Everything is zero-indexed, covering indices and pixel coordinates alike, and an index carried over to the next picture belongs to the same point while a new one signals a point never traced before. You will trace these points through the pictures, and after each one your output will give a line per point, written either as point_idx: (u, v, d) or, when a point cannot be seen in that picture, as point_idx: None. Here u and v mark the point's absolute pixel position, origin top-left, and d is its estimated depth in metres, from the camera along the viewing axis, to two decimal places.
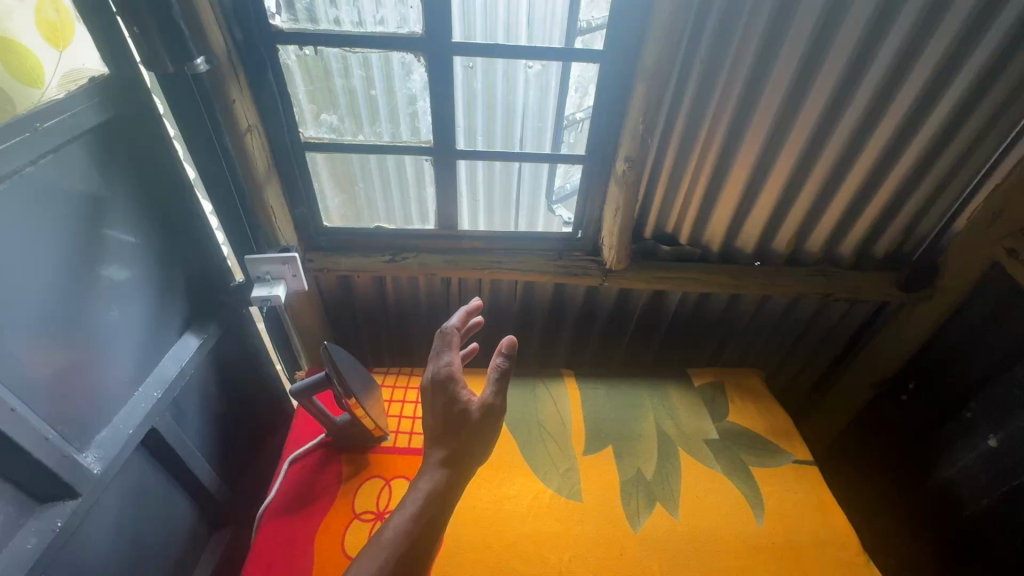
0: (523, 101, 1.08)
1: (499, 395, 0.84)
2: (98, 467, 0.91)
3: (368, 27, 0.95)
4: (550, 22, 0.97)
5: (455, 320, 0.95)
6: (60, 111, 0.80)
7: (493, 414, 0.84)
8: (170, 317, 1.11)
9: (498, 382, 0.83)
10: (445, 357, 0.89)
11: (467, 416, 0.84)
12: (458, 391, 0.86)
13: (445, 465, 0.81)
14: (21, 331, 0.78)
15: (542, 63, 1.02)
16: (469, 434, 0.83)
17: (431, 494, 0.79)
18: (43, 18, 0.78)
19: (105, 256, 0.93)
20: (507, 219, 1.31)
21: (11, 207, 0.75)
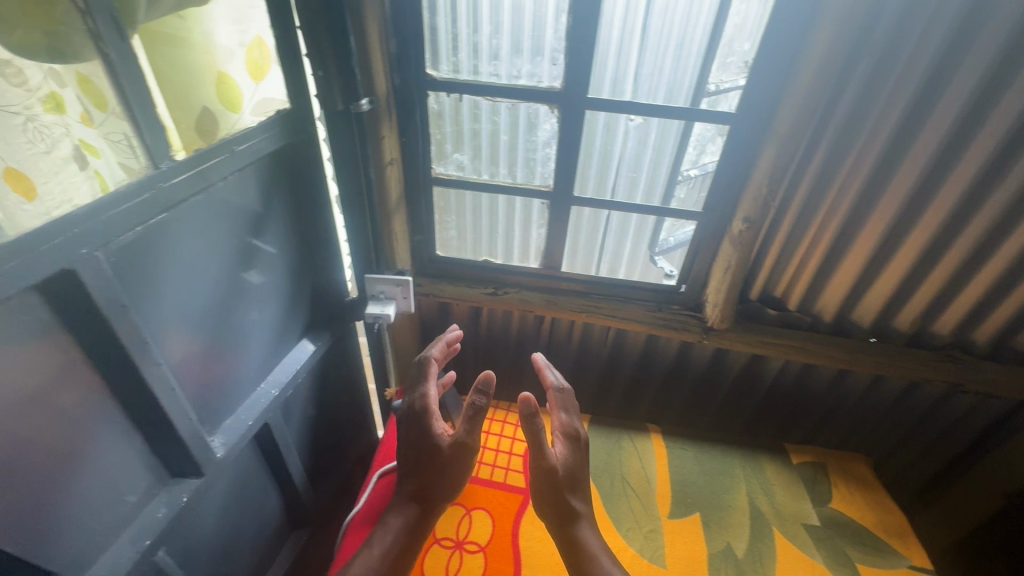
0: (621, 150, 1.12)
1: (469, 433, 0.88)
2: (222, 451, 1.00)
3: (485, 77, 1.04)
4: (657, 79, 1.01)
5: (433, 352, 1.04)
6: (251, 136, 0.93)
7: (463, 455, 0.87)
8: (293, 324, 1.22)
9: (471, 416, 0.88)
10: (421, 388, 0.97)
11: (438, 453, 0.87)
12: (431, 424, 0.91)
13: (413, 499, 0.86)
14: (186, 320, 0.89)
15: (643, 117, 1.06)
16: (438, 475, 0.87)
17: (400, 530, 0.84)
18: (250, 59, 0.92)
19: (254, 262, 1.04)
20: (589, 263, 1.34)
21: (199, 214, 0.87)
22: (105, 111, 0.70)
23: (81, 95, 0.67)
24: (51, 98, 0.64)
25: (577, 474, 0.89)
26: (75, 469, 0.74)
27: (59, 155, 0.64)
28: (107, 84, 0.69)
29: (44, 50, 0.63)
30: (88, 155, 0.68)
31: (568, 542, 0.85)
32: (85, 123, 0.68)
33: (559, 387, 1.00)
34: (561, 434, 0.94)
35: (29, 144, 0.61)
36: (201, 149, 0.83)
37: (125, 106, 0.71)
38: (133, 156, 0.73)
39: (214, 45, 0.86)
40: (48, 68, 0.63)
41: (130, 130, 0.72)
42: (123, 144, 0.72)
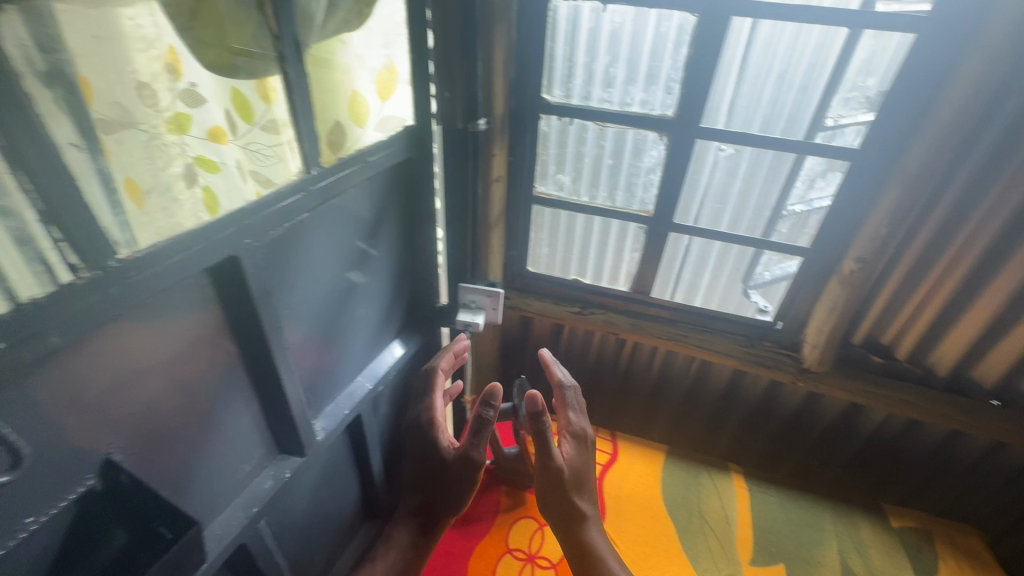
0: (708, 179, 1.14)
1: (473, 449, 0.89)
2: (322, 435, 1.08)
3: (574, 100, 1.12)
4: (754, 109, 1.02)
5: (439, 361, 1.06)
6: (385, 149, 1.02)
7: (472, 472, 0.90)
8: (390, 324, 1.29)
9: (474, 428, 0.89)
10: (429, 400, 1.01)
11: (443, 469, 0.93)
12: (436, 437, 0.96)
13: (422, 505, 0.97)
14: (309, 311, 0.98)
15: (735, 147, 1.07)
16: (444, 490, 0.93)
17: (405, 546, 0.96)
18: (380, 78, 0.98)
19: (366, 264, 1.12)
20: (663, 291, 1.34)
21: (329, 216, 0.96)
22: (239, 121, 0.75)
23: (221, 109, 0.72)
24: (177, 118, 0.66)
25: (582, 476, 0.89)
26: (209, 432, 0.83)
27: (174, 172, 0.66)
28: (251, 95, 0.76)
29: (175, 74, 0.65)
30: (203, 171, 0.69)
31: (575, 543, 0.86)
32: (205, 140, 0.70)
33: (560, 381, 0.99)
34: (568, 434, 0.93)
35: (150, 159, 0.63)
36: (334, 161, 0.90)
37: (265, 116, 0.79)
38: (253, 166, 0.77)
39: (356, 66, 0.92)
40: (178, 90, 0.66)
41: (265, 138, 0.79)
42: (257, 152, 0.78)
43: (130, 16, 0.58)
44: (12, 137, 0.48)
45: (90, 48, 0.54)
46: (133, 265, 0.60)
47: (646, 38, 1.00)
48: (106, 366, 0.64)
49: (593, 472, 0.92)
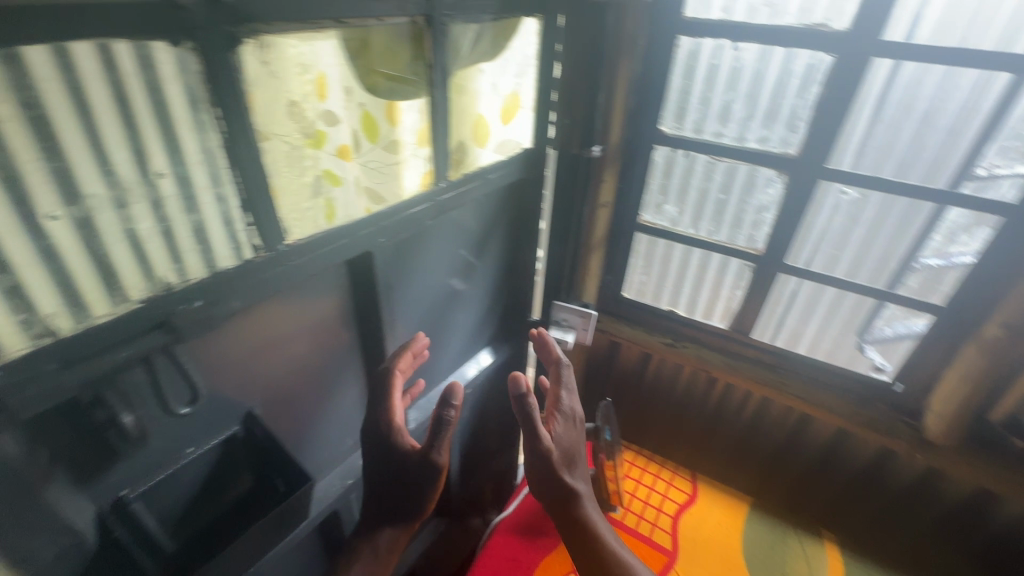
0: (825, 224, 1.09)
1: (435, 450, 0.84)
2: (413, 425, 1.17)
3: (686, 131, 1.13)
4: (889, 151, 0.97)
5: (397, 362, 0.95)
6: (504, 168, 1.10)
7: (434, 474, 0.86)
8: (483, 332, 1.37)
9: (436, 427, 0.83)
10: (386, 400, 0.92)
11: (407, 471, 0.87)
12: (396, 437, 0.89)
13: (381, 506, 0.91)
14: (416, 308, 1.08)
15: (861, 192, 1.02)
16: (403, 493, 0.89)
17: (378, 551, 0.90)
18: (502, 106, 1.07)
19: (469, 274, 1.20)
20: (763, 330, 1.28)
21: (446, 225, 1.05)
22: (364, 140, 0.83)
23: (351, 129, 0.80)
24: (314, 134, 0.74)
25: (576, 459, 0.86)
26: (324, 405, 0.94)
27: (305, 181, 0.73)
28: (379, 117, 0.84)
29: (321, 95, 0.73)
30: (327, 183, 0.77)
31: (572, 533, 0.82)
32: (334, 155, 0.78)
33: (557, 358, 0.94)
34: (560, 415, 0.88)
35: (290, 169, 0.71)
36: (458, 177, 1.00)
37: (388, 137, 0.87)
38: (369, 183, 0.85)
39: (481, 92, 1.01)
40: (322, 110, 0.74)
41: (382, 157, 0.87)
42: (375, 169, 0.86)
43: (294, 45, 0.67)
44: (236, 145, 0.62)
45: (262, 72, 0.64)
46: (289, 254, 0.72)
47: (769, 75, 1.01)
48: (257, 335, 0.76)
49: (586, 453, 0.89)
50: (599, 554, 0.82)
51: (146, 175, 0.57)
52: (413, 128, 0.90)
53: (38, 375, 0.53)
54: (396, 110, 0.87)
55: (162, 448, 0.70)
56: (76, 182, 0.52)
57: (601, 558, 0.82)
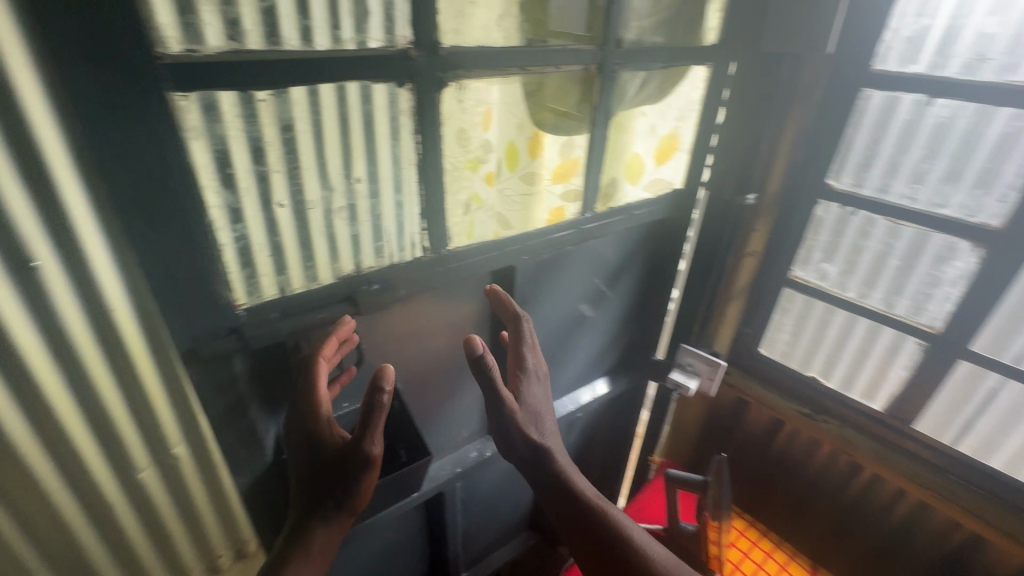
0: None
1: (366, 441, 0.67)
2: None
3: (866, 190, 1.06)
4: None
5: (321, 349, 0.72)
6: (649, 207, 1.13)
7: (366, 468, 0.68)
8: (603, 362, 1.39)
9: (364, 416, 0.66)
10: (310, 397, 0.71)
11: (331, 467, 0.68)
12: (313, 431, 0.70)
13: (305, 519, 0.68)
14: (545, 325, 1.16)
15: None
16: (334, 495, 0.68)
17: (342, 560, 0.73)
18: (657, 145, 1.09)
19: (598, 303, 1.24)
20: (941, 429, 1.10)
21: (585, 253, 1.12)
22: (504, 169, 0.92)
23: (498, 158, 0.90)
24: (473, 161, 0.85)
25: (544, 419, 0.84)
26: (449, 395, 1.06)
27: (458, 199, 0.86)
28: (523, 150, 0.92)
29: (486, 126, 0.84)
30: (475, 205, 0.89)
31: (557, 497, 0.80)
32: (482, 181, 0.89)
33: (513, 310, 0.86)
34: (524, 374, 0.84)
35: (452, 187, 0.84)
36: (605, 211, 1.06)
37: (527, 168, 0.94)
38: (503, 209, 0.94)
39: (639, 131, 1.05)
40: (484, 139, 0.85)
41: (518, 186, 0.94)
42: (510, 196, 0.94)
43: (473, 86, 0.78)
44: (425, 163, 0.77)
45: (452, 107, 0.77)
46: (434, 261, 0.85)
47: (987, 135, 0.91)
48: (407, 320, 0.90)
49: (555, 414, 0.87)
50: (588, 515, 0.78)
51: (348, 180, 0.73)
52: (552, 164, 0.97)
53: (263, 320, 0.71)
54: (539, 143, 0.93)
55: None
56: (303, 186, 0.69)
57: (590, 519, 0.78)
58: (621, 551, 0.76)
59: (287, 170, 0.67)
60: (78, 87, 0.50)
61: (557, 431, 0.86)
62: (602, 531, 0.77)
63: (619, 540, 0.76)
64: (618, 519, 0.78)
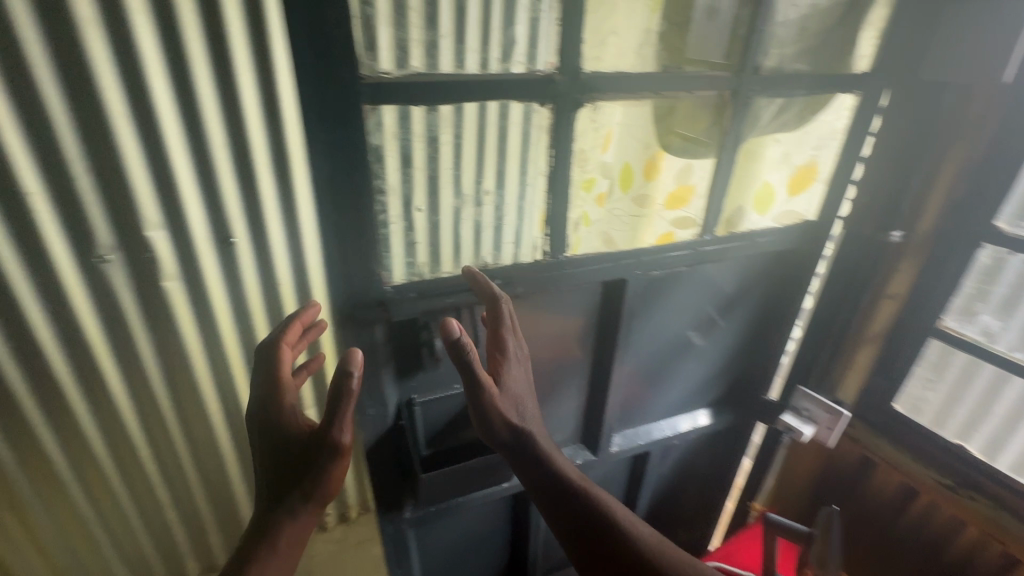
0: None
1: (336, 430, 0.74)
2: (615, 446, 1.27)
3: None
4: None
5: (284, 334, 0.83)
6: (775, 235, 1.09)
7: (335, 455, 0.75)
8: (706, 394, 1.34)
9: (331, 406, 0.72)
10: (276, 379, 0.80)
11: (303, 454, 0.76)
12: (281, 415, 0.79)
13: (279, 503, 0.76)
14: (650, 343, 1.17)
15: None
16: (305, 482, 0.76)
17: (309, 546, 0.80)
18: (791, 175, 1.06)
19: (707, 331, 1.22)
20: None
21: (700, 276, 1.11)
22: (617, 189, 0.98)
23: (611, 179, 0.96)
24: (585, 181, 0.92)
25: (523, 402, 0.86)
26: (548, 393, 1.14)
27: (575, 214, 0.93)
28: (637, 171, 0.98)
29: (603, 148, 0.91)
30: (581, 223, 0.95)
31: (542, 481, 0.84)
32: (592, 201, 0.95)
33: (492, 290, 0.81)
34: (503, 359, 0.83)
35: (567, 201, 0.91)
36: (726, 235, 1.05)
37: (640, 190, 1.00)
38: (610, 227, 0.99)
39: (767, 160, 1.04)
40: (602, 161, 0.92)
41: (628, 207, 1.00)
42: (618, 215, 0.99)
43: (592, 112, 0.84)
44: (552, 176, 0.85)
45: (586, 128, 0.86)
46: (545, 266, 0.92)
47: None
48: (515, 317, 0.98)
49: (535, 396, 0.89)
50: (573, 496, 0.83)
51: None
52: (666, 190, 1.02)
53: (405, 299, 0.84)
54: (655, 167, 0.99)
55: (438, 376, 0.97)
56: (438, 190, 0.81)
57: (575, 500, 0.83)
58: (605, 526, 0.83)
59: (436, 172, 0.80)
60: (305, 97, 0.66)
61: (537, 413, 0.89)
62: (589, 512, 0.83)
63: (605, 518, 0.83)
64: (599, 495, 0.85)
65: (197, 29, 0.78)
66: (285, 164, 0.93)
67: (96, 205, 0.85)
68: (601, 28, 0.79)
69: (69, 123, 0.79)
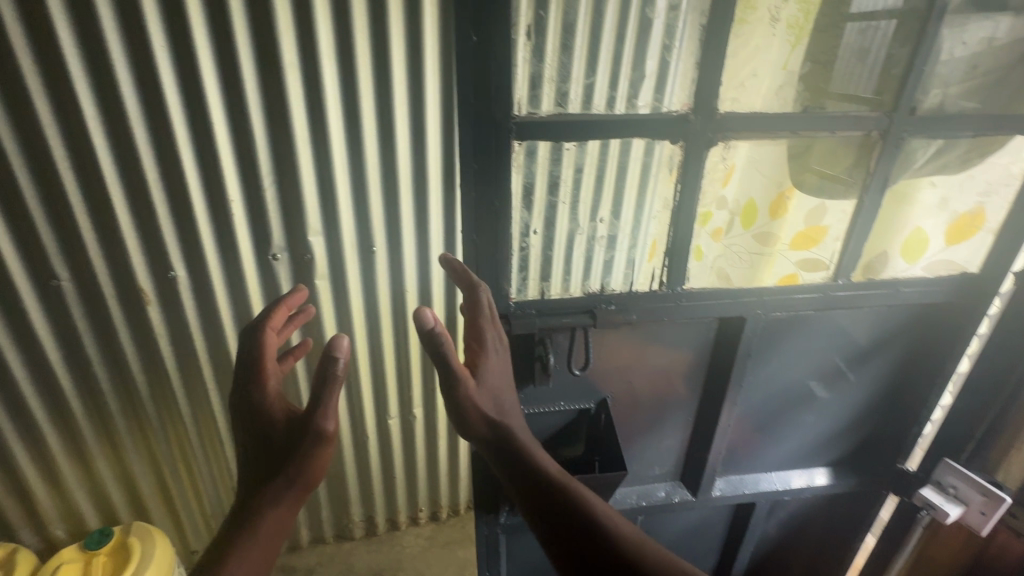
0: None
1: (320, 415, 0.73)
2: (718, 490, 1.21)
3: None
4: None
5: (268, 319, 0.88)
6: (925, 286, 0.99)
7: (319, 442, 0.73)
8: (827, 451, 1.24)
9: (316, 389, 0.73)
10: (259, 362, 0.82)
11: (285, 441, 0.75)
12: (267, 399, 0.79)
13: (259, 492, 0.72)
14: (765, 388, 1.11)
15: None
16: (282, 472, 0.72)
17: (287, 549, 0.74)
18: (950, 224, 0.97)
19: (834, 383, 1.13)
20: None
21: (828, 322, 1.04)
22: (738, 224, 0.98)
23: (731, 215, 0.97)
24: (702, 215, 0.93)
25: (504, 396, 0.83)
26: (651, 425, 1.14)
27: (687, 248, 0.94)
28: (761, 208, 0.99)
29: (723, 183, 0.91)
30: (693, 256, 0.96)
31: (519, 476, 0.76)
32: (707, 235, 0.96)
33: (471, 279, 0.82)
34: (481, 351, 0.82)
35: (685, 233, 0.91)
36: (863, 281, 0.98)
37: (763, 227, 1.00)
38: (725, 263, 0.98)
39: (922, 204, 0.96)
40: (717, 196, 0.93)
41: (747, 243, 0.99)
42: (734, 251, 0.99)
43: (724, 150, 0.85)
44: (676, 209, 0.88)
45: (716, 165, 0.87)
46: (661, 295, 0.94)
47: None
48: (626, 344, 1.02)
49: (516, 393, 0.86)
50: (551, 489, 0.74)
51: None
52: (793, 230, 0.99)
53: (525, 314, 0.91)
54: (784, 205, 0.98)
55: (551, 391, 1.04)
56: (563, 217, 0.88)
57: (553, 492, 0.73)
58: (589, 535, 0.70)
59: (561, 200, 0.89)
60: (461, 132, 0.76)
61: (518, 410, 0.85)
62: (570, 513, 0.72)
63: (588, 522, 0.71)
64: (582, 487, 0.75)
65: (367, 62, 0.89)
66: (422, 187, 1.02)
67: (274, 215, 1.01)
68: (738, 71, 0.81)
69: (264, 147, 0.93)
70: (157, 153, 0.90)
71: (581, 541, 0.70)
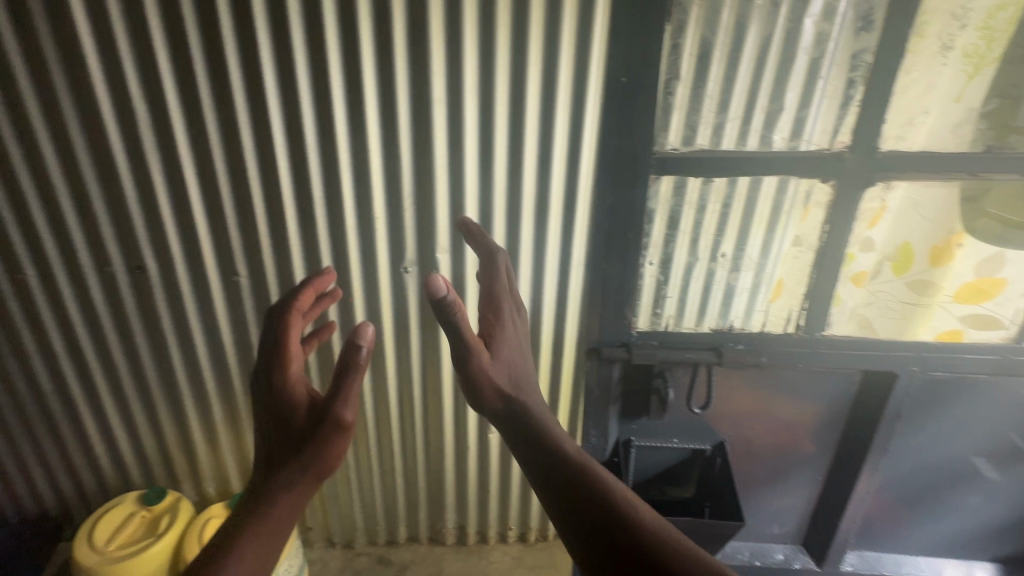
0: None
1: (341, 403, 0.75)
2: (852, 561, 1.16)
3: None
4: None
5: (294, 299, 0.91)
6: None
7: (337, 429, 0.75)
8: (989, 540, 1.13)
9: (338, 375, 0.76)
10: (281, 342, 0.84)
11: (305, 421, 0.78)
12: (289, 380, 0.82)
13: (274, 471, 0.75)
14: (916, 461, 1.07)
15: None
16: (297, 454, 0.75)
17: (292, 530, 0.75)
18: None
19: (999, 464, 1.05)
20: None
21: (995, 394, 0.99)
22: (887, 269, 0.95)
23: (879, 260, 0.95)
24: (846, 257, 0.94)
25: (519, 372, 0.84)
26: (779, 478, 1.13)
27: (828, 293, 0.95)
28: (922, 255, 0.93)
29: (870, 225, 0.92)
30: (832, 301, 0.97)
31: (536, 456, 0.72)
32: (847, 278, 0.97)
33: (488, 243, 0.90)
34: (495, 325, 0.86)
35: (822, 278, 0.94)
36: None
37: (921, 275, 0.94)
38: (868, 310, 0.99)
39: None
40: (862, 237, 0.93)
41: (899, 292, 0.96)
42: (882, 300, 0.98)
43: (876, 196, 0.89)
44: (816, 251, 0.94)
45: (865, 208, 0.90)
46: (799, 339, 0.98)
47: None
48: (753, 390, 1.06)
49: (534, 370, 0.86)
50: (571, 473, 0.69)
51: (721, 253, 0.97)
52: (958, 282, 0.93)
53: (648, 343, 1.00)
54: (950, 253, 0.91)
55: (671, 429, 1.09)
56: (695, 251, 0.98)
57: (572, 475, 0.69)
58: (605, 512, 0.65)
59: (702, 236, 0.96)
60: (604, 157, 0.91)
61: (536, 386, 0.84)
62: (586, 489, 0.67)
63: (604, 498, 0.66)
64: (596, 463, 0.71)
65: (505, 84, 0.88)
66: (544, 213, 0.98)
67: (408, 234, 1.03)
68: (903, 109, 0.84)
69: (406, 168, 0.96)
70: (324, 167, 0.96)
71: (600, 523, 0.64)
